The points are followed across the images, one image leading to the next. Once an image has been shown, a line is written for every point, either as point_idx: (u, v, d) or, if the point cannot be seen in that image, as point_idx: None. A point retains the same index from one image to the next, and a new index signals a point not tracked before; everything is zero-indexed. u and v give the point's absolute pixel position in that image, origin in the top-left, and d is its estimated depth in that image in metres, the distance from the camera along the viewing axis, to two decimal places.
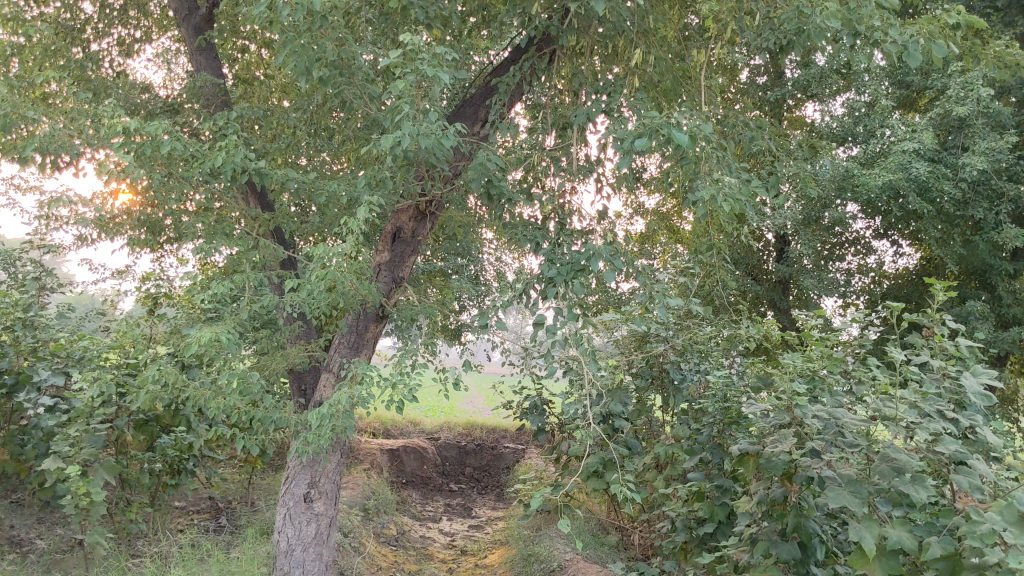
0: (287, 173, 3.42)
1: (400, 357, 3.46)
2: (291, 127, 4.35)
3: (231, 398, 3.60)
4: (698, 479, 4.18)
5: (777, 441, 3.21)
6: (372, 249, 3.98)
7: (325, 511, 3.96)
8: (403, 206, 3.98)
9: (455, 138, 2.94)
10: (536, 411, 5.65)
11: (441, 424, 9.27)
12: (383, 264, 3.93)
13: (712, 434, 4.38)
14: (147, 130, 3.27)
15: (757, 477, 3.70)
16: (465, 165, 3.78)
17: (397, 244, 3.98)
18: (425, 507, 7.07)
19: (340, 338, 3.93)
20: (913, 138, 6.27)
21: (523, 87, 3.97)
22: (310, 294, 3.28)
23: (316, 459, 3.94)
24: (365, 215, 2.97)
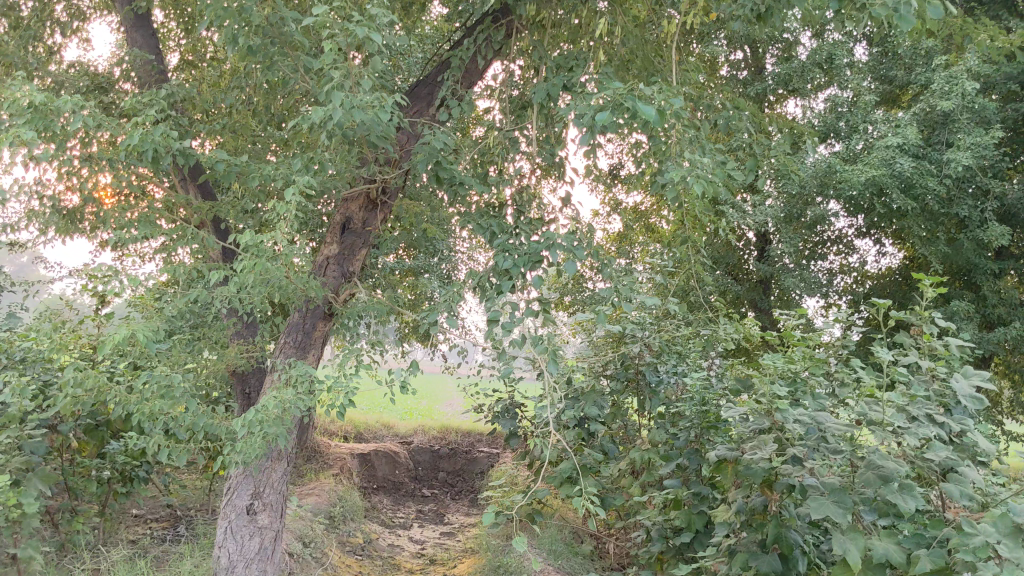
0: (221, 156, 3.20)
1: (354, 358, 3.25)
2: (229, 107, 4.12)
3: (158, 401, 3.41)
4: (675, 486, 3.99)
5: (755, 447, 3.02)
6: (320, 242, 3.79)
7: (270, 524, 3.74)
8: (353, 194, 3.77)
9: (398, 114, 2.73)
10: (508, 414, 5.46)
11: (415, 427, 9.05)
12: (331, 257, 3.74)
13: (690, 439, 4.19)
14: (62, 106, 3.05)
15: (734, 485, 3.52)
16: (413, 146, 3.57)
17: (346, 235, 3.78)
18: (396, 514, 6.86)
19: (286, 337, 3.70)
20: (896, 133, 6.11)
21: (476, 61, 3.77)
22: (245, 287, 3.06)
23: (260, 468, 3.73)
24: (294, 196, 2.75)
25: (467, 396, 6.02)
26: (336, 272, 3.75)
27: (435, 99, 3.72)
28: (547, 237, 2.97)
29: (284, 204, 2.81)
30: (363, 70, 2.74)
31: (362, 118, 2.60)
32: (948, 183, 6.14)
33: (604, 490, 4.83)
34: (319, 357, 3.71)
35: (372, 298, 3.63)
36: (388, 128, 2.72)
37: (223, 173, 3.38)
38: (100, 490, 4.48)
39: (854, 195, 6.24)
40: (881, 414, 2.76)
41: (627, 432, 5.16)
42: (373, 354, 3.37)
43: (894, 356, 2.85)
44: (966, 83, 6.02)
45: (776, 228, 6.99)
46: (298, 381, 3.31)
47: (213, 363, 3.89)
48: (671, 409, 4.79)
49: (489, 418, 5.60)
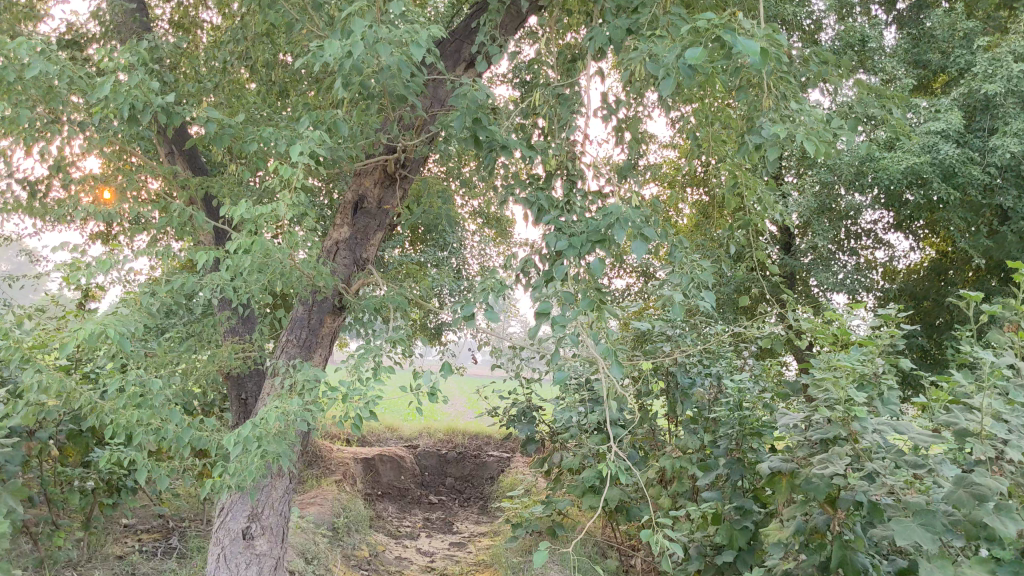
0: (214, 119, 2.83)
1: (363, 358, 2.90)
2: (223, 73, 3.73)
3: (140, 406, 3.03)
4: (715, 499, 3.64)
5: (825, 461, 2.64)
6: (328, 224, 3.42)
7: (269, 550, 3.37)
8: (366, 170, 3.39)
9: (415, 70, 2.36)
10: (525, 418, 5.08)
11: (420, 429, 8.71)
12: (340, 243, 3.38)
13: (730, 447, 3.83)
14: (27, 58, 2.67)
15: (789, 501, 3.15)
16: (440, 111, 3.21)
17: (360, 216, 3.41)
18: (402, 523, 6.50)
19: (289, 335, 3.33)
20: (938, 118, 5.77)
21: (511, 14, 3.46)
22: (243, 275, 2.69)
23: (260, 486, 3.35)
24: (298, 164, 2.38)
25: (479, 398, 5.65)
26: (348, 259, 3.40)
27: (465, 56, 3.39)
28: (609, 212, 2.33)
29: (285, 175, 2.43)
30: (377, 18, 2.36)
31: (383, 71, 2.23)
32: (992, 172, 5.81)
33: (631, 501, 4.47)
34: (328, 353, 3.36)
35: (386, 288, 3.26)
36: (411, 84, 2.35)
37: (217, 141, 3.00)
38: (84, 500, 4.10)
39: (892, 184, 5.88)
40: (979, 423, 2.39)
41: (655, 438, 4.79)
42: (387, 353, 3.00)
43: (991, 356, 2.48)
44: (1013, 64, 5.70)
45: (807, 221, 6.59)
46: (304, 386, 2.94)
47: (207, 362, 3.51)
48: (705, 413, 4.41)
49: (505, 422, 5.23)
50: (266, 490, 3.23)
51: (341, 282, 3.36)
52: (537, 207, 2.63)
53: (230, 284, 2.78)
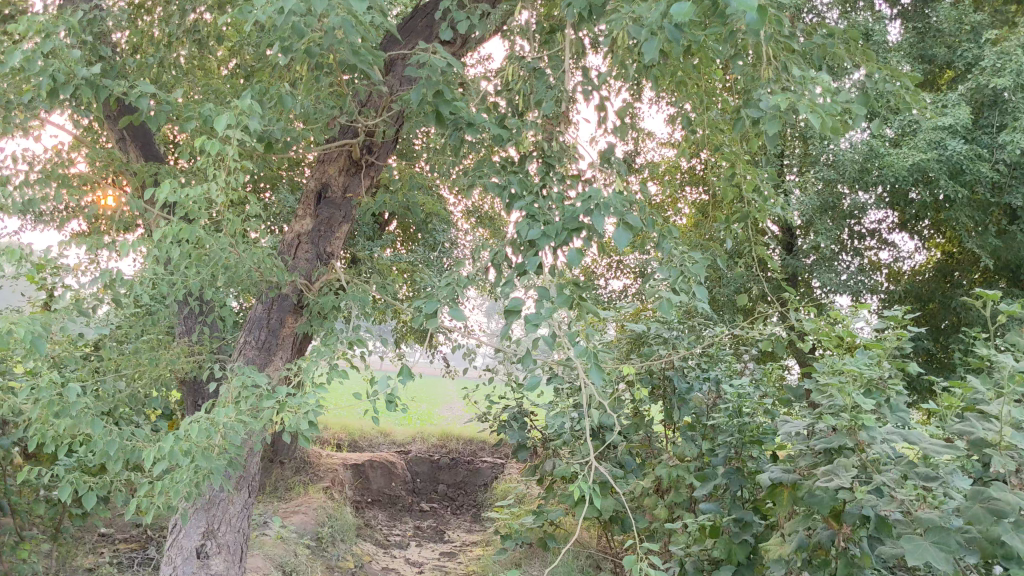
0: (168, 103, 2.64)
1: (335, 362, 2.72)
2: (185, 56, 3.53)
3: (94, 413, 2.84)
4: (713, 511, 3.45)
5: (829, 473, 2.45)
6: (292, 215, 3.30)
7: (225, 569, 3.19)
8: (330, 157, 3.24)
9: (378, 46, 2.16)
10: (516, 423, 4.88)
11: (414, 434, 8.53)
12: (303, 235, 3.25)
13: (729, 456, 3.64)
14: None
15: (790, 514, 2.96)
16: (411, 93, 3.03)
17: (323, 205, 3.26)
18: (392, 531, 6.32)
19: (247, 336, 3.20)
20: (946, 113, 5.60)
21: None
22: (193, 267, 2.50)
23: (215, 501, 3.19)
24: (240, 144, 2.18)
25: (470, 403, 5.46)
26: (311, 251, 3.24)
27: (444, 36, 3.20)
28: (587, 194, 2.14)
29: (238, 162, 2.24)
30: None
31: (348, 49, 2.05)
32: (1002, 169, 5.65)
33: (625, 511, 4.28)
34: (287, 351, 3.22)
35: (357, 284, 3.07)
36: (376, 61, 2.16)
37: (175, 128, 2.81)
38: (52, 510, 3.91)
39: (897, 182, 5.70)
40: (997, 433, 2.21)
41: (651, 446, 4.59)
42: (360, 357, 2.80)
43: (1009, 359, 2.30)
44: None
45: (810, 220, 6.41)
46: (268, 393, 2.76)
47: (169, 367, 3.31)
48: (703, 420, 4.21)
49: (495, 427, 5.05)
50: (225, 504, 3.05)
51: (302, 276, 3.21)
52: (515, 199, 2.45)
53: (186, 282, 2.59)
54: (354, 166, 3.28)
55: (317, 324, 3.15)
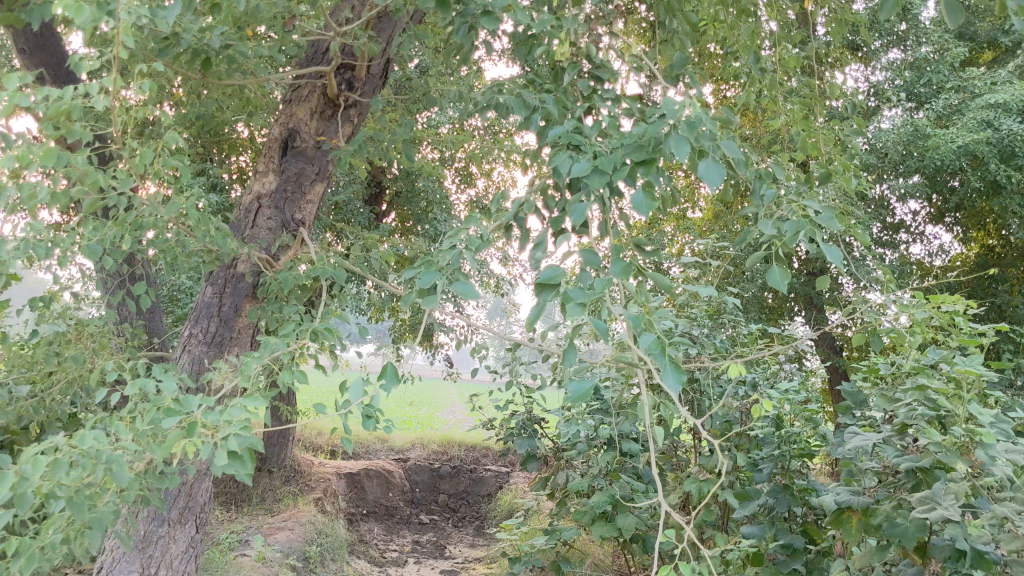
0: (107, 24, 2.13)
1: (308, 355, 2.23)
2: None
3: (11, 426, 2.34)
4: (756, 535, 2.96)
5: (927, 502, 1.98)
6: (254, 171, 2.92)
7: None
8: (301, 95, 2.85)
9: None
10: (524, 431, 4.41)
11: (413, 440, 8.11)
12: (263, 194, 2.87)
13: (775, 471, 3.13)
14: None
15: (860, 548, 2.45)
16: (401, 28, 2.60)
17: (290, 160, 2.87)
18: (389, 548, 5.87)
19: (192, 332, 2.83)
20: (1001, 90, 5.60)
21: None
22: (110, 208, 1.99)
23: (151, 538, 2.77)
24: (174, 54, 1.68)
25: (474, 408, 5.01)
26: (274, 219, 2.87)
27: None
28: (655, 117, 1.34)
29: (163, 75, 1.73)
30: None
31: None
32: None
33: (646, 530, 3.83)
34: (241, 343, 2.82)
35: (322, 255, 2.55)
36: None
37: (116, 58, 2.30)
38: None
39: (943, 166, 5.73)
40: None
41: (677, 458, 4.10)
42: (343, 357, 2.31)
43: None
44: None
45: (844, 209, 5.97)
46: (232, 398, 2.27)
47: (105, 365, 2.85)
48: (737, 428, 3.72)
49: (501, 435, 4.58)
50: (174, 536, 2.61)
51: (262, 250, 2.82)
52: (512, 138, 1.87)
53: (114, 246, 2.09)
54: (329, 108, 2.87)
55: (275, 306, 2.65)
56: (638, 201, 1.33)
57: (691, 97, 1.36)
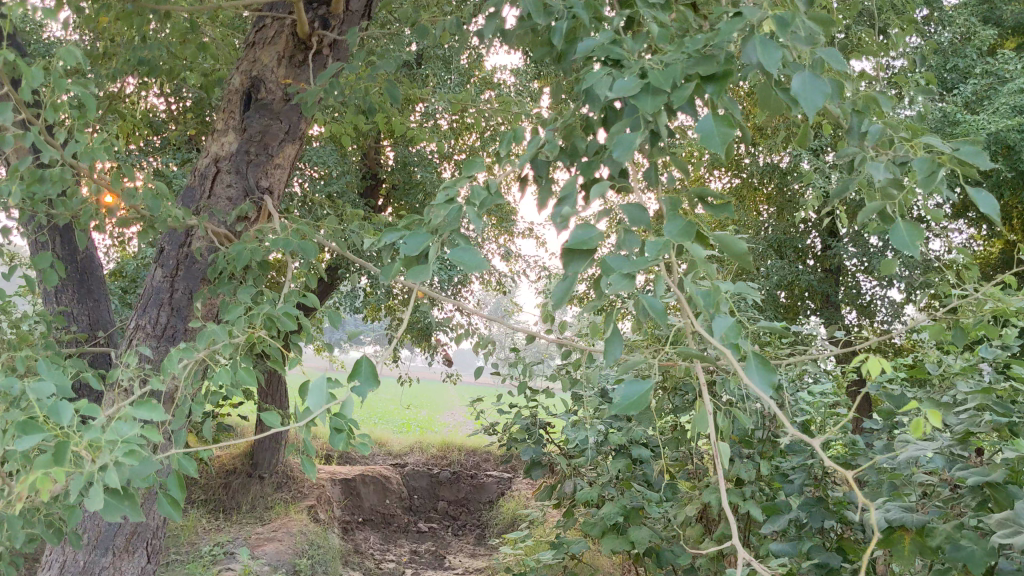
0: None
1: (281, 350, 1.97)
2: None
3: None
4: (789, 553, 2.69)
5: (1006, 523, 1.71)
6: (212, 132, 2.70)
7: None
8: (267, 39, 2.64)
9: None
10: (529, 437, 4.14)
11: (411, 445, 7.86)
12: (221, 157, 2.65)
13: (806, 482, 2.86)
14: None
15: (916, 570, 2.17)
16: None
17: (252, 116, 2.64)
18: (386, 558, 5.61)
19: (139, 321, 2.60)
20: None
21: None
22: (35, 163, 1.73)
23: (93, 567, 2.57)
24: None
25: (473, 411, 4.75)
26: (235, 186, 2.66)
27: None
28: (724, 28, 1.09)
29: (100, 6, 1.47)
30: None
31: None
32: None
33: (658, 542, 3.57)
34: (191, 332, 2.59)
35: (292, 229, 2.25)
36: None
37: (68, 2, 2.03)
38: None
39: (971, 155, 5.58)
40: None
41: (693, 467, 3.83)
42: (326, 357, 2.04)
43: None
44: None
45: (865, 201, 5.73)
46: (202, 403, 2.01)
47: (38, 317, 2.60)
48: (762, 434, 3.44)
49: (504, 440, 4.31)
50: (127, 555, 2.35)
51: (220, 223, 2.59)
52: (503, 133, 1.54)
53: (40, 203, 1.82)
54: (298, 51, 2.67)
55: (234, 288, 2.37)
56: (709, 127, 1.17)
57: (752, 15, 1.11)
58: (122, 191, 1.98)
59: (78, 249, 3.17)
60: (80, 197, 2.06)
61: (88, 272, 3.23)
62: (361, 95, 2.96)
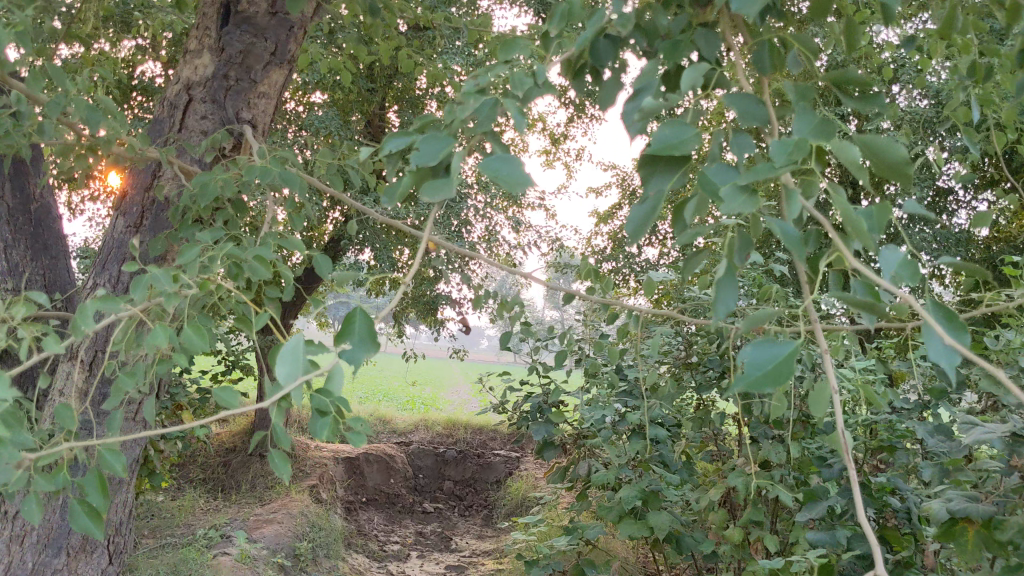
0: None
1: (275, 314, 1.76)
2: None
3: None
4: (827, 541, 2.49)
5: None
6: (187, 56, 2.45)
7: None
8: None
9: None
10: (540, 417, 3.93)
11: (417, 423, 7.73)
12: (195, 83, 2.42)
13: (846, 466, 2.64)
14: None
15: (979, 563, 1.95)
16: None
17: (231, 33, 2.42)
18: (390, 539, 5.42)
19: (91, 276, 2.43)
20: None
21: None
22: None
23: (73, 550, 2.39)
24: None
25: (482, 388, 4.54)
26: (210, 118, 2.42)
27: None
28: None
29: None
30: None
31: None
32: None
33: (678, 526, 3.37)
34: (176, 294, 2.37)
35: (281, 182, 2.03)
36: None
37: None
38: None
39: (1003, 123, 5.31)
40: None
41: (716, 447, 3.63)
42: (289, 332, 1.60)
43: None
44: None
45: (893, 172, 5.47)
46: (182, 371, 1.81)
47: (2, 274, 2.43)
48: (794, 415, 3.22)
49: (515, 419, 4.11)
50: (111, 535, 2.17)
51: (193, 159, 2.37)
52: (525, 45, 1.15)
53: None
54: None
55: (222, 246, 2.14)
56: None
57: None
58: (93, 131, 1.76)
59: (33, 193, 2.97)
60: (38, 133, 1.84)
61: (44, 223, 3.07)
62: (364, 37, 2.72)
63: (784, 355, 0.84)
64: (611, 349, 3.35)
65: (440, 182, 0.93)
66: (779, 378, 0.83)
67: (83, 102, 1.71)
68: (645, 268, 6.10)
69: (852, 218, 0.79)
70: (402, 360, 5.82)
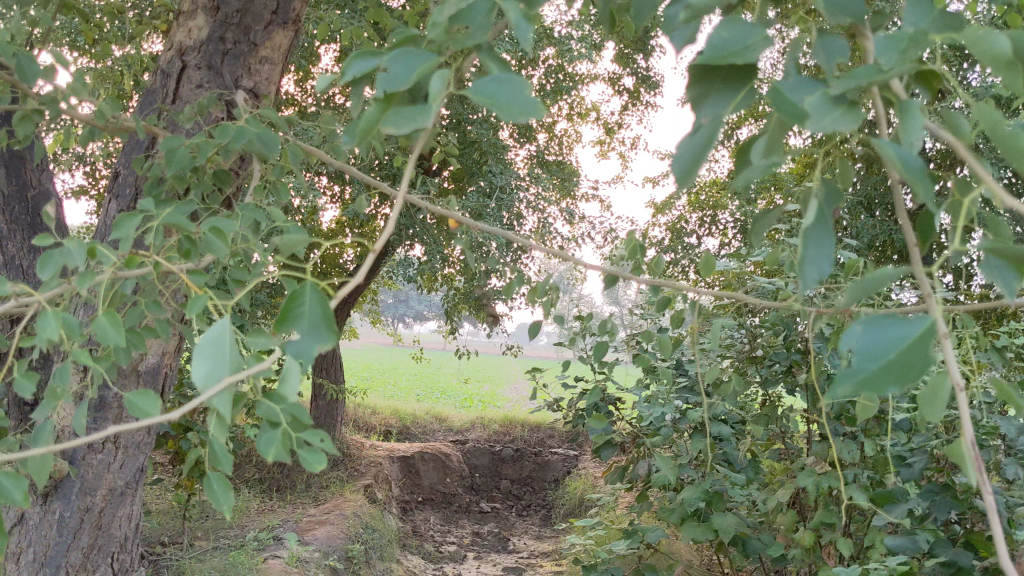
0: None
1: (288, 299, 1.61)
2: None
3: None
4: (910, 550, 2.28)
5: None
6: (181, 18, 2.28)
7: None
8: None
9: None
10: (596, 414, 3.77)
11: (473, 420, 7.67)
12: (188, 45, 2.24)
13: (929, 467, 2.42)
14: None
15: None
16: None
17: None
18: (446, 540, 5.32)
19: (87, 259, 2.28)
20: None
21: None
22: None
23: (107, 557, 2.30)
24: None
25: (537, 384, 4.40)
26: (207, 84, 2.24)
27: None
28: None
29: None
30: None
31: None
32: None
33: (744, 529, 3.18)
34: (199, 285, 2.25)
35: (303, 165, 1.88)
36: None
37: None
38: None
39: None
40: None
41: (783, 444, 3.42)
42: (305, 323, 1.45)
43: None
44: None
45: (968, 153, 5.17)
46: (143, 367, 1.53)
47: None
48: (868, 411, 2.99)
49: (570, 417, 3.95)
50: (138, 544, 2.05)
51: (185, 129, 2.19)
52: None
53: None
54: None
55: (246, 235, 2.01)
56: None
57: None
58: (97, 116, 1.63)
59: (30, 182, 2.69)
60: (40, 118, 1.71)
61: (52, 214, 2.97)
62: (400, 12, 2.57)
63: (915, 339, 0.60)
64: (668, 342, 3.15)
65: (416, 110, 0.72)
66: (907, 373, 0.59)
67: (81, 79, 1.58)
68: (704, 259, 5.89)
69: (1009, 137, 0.60)
70: (455, 358, 5.70)
